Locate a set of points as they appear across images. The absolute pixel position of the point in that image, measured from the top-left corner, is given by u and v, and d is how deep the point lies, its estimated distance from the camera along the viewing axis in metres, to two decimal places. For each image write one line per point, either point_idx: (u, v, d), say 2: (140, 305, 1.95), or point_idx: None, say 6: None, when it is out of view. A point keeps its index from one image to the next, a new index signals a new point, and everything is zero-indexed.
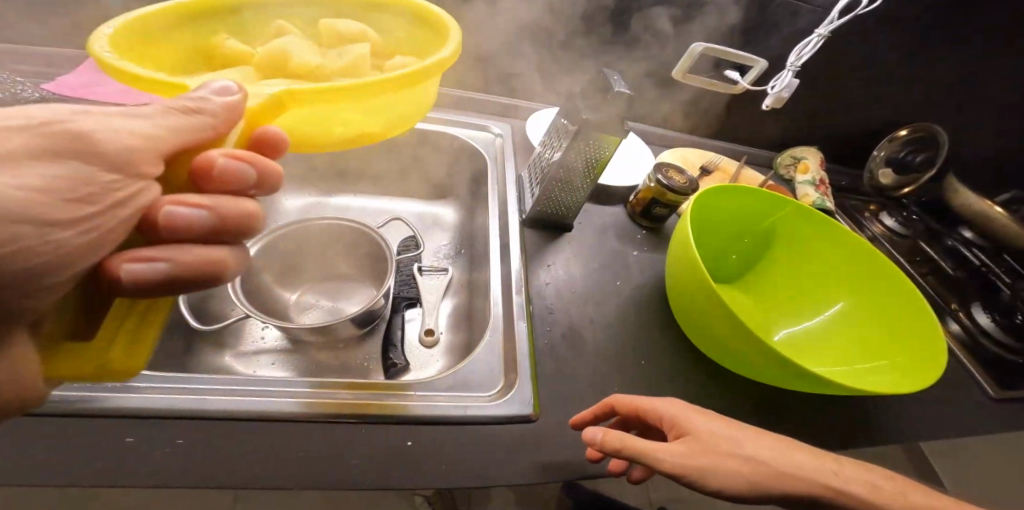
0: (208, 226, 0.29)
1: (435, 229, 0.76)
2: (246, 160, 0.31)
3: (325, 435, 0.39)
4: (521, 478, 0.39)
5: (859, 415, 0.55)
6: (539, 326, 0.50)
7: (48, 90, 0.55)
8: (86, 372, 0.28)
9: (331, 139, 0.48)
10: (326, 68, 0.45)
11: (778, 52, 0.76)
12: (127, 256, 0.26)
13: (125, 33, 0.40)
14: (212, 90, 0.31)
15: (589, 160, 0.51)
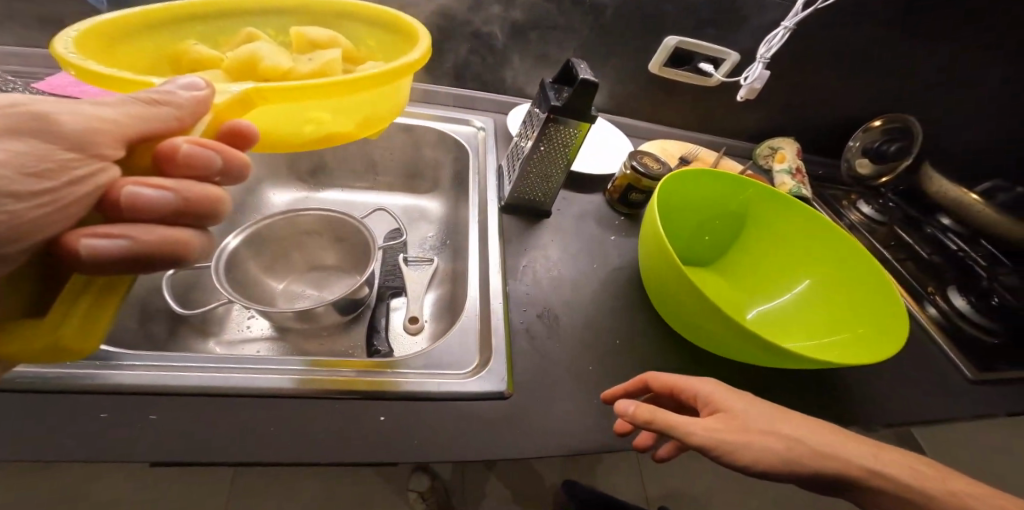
0: (167, 207, 0.31)
1: (421, 222, 0.78)
2: (205, 146, 0.33)
3: (299, 412, 0.40)
4: (486, 452, 0.40)
5: (830, 398, 0.56)
6: (515, 307, 0.52)
7: (41, 89, 0.58)
8: (39, 347, 0.29)
9: (300, 138, 0.49)
10: (294, 73, 0.47)
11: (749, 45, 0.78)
12: (85, 232, 0.28)
13: (89, 36, 0.41)
14: (179, 85, 0.34)
15: (560, 148, 0.53)
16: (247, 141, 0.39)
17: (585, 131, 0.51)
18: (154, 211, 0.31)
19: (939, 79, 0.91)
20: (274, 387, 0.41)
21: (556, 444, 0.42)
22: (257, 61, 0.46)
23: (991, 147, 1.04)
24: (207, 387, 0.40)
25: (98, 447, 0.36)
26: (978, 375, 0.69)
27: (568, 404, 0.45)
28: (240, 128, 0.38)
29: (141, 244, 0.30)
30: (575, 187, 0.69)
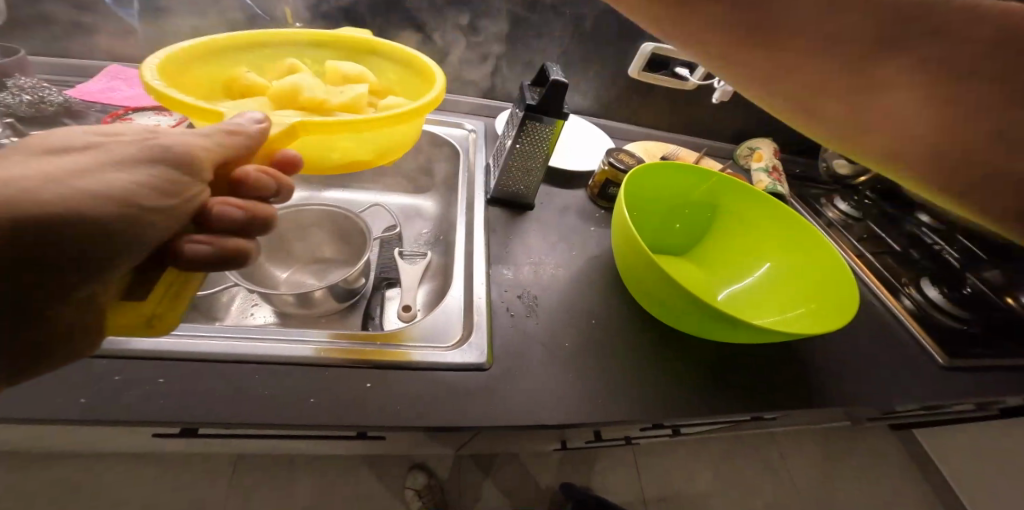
0: (243, 226, 0.35)
1: (416, 219, 0.82)
2: (268, 173, 0.37)
3: (292, 379, 0.44)
4: (462, 418, 0.44)
5: (804, 382, 0.58)
6: (496, 290, 0.56)
7: (75, 98, 0.67)
8: (135, 325, 0.32)
9: (328, 163, 0.52)
10: (333, 104, 0.50)
11: None
12: (187, 239, 0.33)
13: (166, 61, 0.46)
14: (248, 119, 0.38)
15: (538, 145, 0.58)
16: (294, 170, 0.42)
17: (558, 128, 0.56)
18: (230, 223, 0.35)
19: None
20: (273, 353, 0.45)
21: (527, 415, 0.45)
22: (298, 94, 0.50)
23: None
24: (219, 353, 0.44)
25: (114, 407, 0.39)
26: (952, 362, 0.68)
27: (541, 378, 0.48)
28: (289, 157, 0.41)
29: (226, 251, 0.34)
30: (559, 183, 0.74)
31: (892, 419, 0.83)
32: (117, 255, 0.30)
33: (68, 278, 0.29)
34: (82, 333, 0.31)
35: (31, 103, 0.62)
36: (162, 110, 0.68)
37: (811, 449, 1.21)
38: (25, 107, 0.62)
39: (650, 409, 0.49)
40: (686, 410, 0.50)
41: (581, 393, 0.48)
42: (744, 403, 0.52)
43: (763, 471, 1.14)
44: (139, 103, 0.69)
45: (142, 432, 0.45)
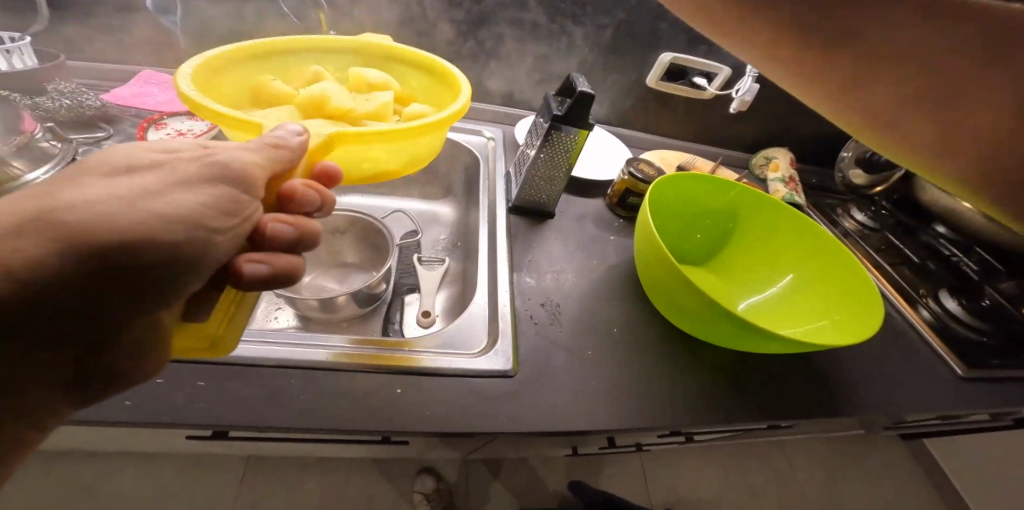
0: (290, 243, 0.37)
1: (434, 225, 0.83)
2: (312, 188, 0.39)
3: (325, 383, 0.45)
4: (490, 425, 0.44)
5: (825, 392, 0.58)
6: (520, 298, 0.57)
7: (108, 101, 0.70)
8: (200, 346, 0.37)
9: (358, 172, 0.54)
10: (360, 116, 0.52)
11: (739, 62, 0.84)
12: (245, 258, 0.35)
13: (199, 71, 0.47)
14: (288, 130, 0.39)
15: (563, 154, 0.58)
16: (334, 183, 0.44)
17: (583, 137, 0.57)
18: (280, 241, 0.37)
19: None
20: (307, 357, 0.46)
21: (553, 422, 0.46)
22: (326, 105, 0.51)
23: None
24: (255, 359, 0.45)
25: (152, 409, 0.40)
26: (972, 374, 0.68)
27: (566, 387, 0.49)
28: (331, 170, 0.43)
29: (280, 269, 0.36)
30: (578, 192, 0.75)
31: (910, 430, 0.82)
32: (187, 279, 0.32)
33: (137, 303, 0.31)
34: (140, 350, 0.33)
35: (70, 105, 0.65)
36: (193, 115, 0.70)
37: (822, 459, 1.20)
38: (64, 111, 0.65)
39: (672, 416, 0.49)
40: (707, 418, 0.50)
41: (605, 400, 0.49)
42: (765, 413, 0.53)
43: (774, 481, 1.13)
44: (172, 109, 0.72)
45: (174, 434, 0.46)
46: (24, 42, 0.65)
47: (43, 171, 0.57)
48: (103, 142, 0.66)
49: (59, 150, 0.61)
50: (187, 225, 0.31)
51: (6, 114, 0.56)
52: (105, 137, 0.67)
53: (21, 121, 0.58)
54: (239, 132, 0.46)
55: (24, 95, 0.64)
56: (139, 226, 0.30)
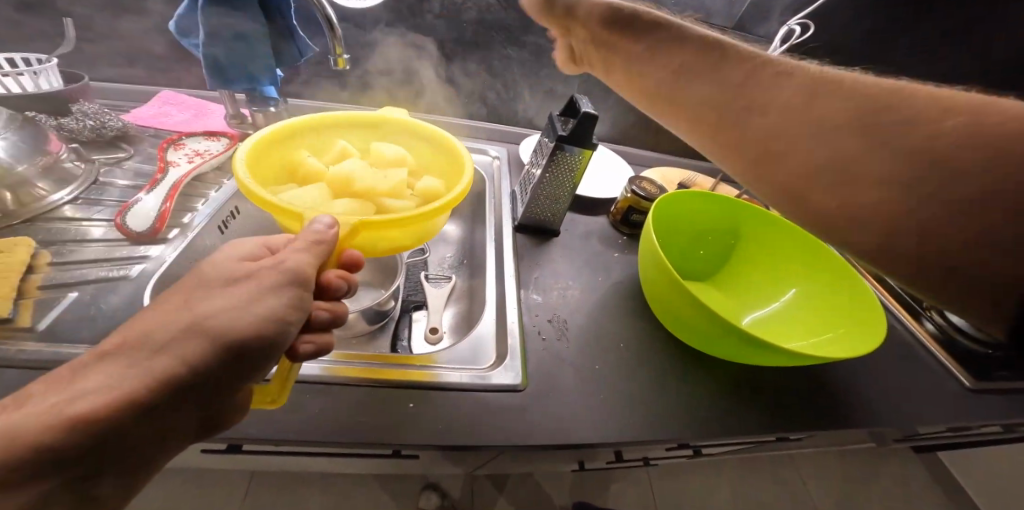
0: (329, 323, 0.41)
1: (441, 243, 0.83)
2: (345, 278, 0.42)
3: (336, 397, 0.46)
4: (505, 440, 0.45)
5: (831, 403, 0.59)
6: (527, 314, 0.58)
7: (128, 121, 0.74)
8: (263, 401, 0.39)
9: (382, 253, 0.53)
10: (382, 197, 0.54)
11: None
12: (298, 341, 0.38)
13: (249, 154, 0.50)
14: (324, 225, 0.40)
15: (568, 174, 0.60)
16: (359, 267, 0.46)
17: (586, 156, 0.59)
18: (320, 324, 0.40)
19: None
20: (321, 371, 0.48)
21: (566, 436, 0.47)
22: (354, 186, 0.53)
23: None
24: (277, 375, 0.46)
25: None
26: (980, 387, 0.68)
27: (576, 399, 0.50)
28: (353, 258, 0.45)
29: (324, 348, 0.40)
30: (581, 210, 0.77)
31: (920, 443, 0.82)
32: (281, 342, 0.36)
33: (235, 372, 0.35)
34: (233, 397, 0.36)
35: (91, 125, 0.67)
36: (209, 135, 0.71)
37: (832, 476, 1.18)
38: (87, 131, 0.67)
39: (682, 428, 0.50)
40: (717, 430, 0.51)
41: (614, 414, 0.50)
42: (772, 426, 0.54)
43: (783, 499, 1.12)
44: (187, 128, 0.75)
45: (191, 447, 0.47)
46: (51, 64, 0.69)
47: (67, 192, 0.60)
48: (123, 162, 0.68)
49: (83, 171, 0.64)
50: (270, 327, 0.35)
51: (35, 134, 0.59)
52: (126, 157, 0.69)
53: (49, 142, 0.60)
54: (275, 215, 0.47)
55: (49, 115, 0.66)
56: (241, 327, 0.34)
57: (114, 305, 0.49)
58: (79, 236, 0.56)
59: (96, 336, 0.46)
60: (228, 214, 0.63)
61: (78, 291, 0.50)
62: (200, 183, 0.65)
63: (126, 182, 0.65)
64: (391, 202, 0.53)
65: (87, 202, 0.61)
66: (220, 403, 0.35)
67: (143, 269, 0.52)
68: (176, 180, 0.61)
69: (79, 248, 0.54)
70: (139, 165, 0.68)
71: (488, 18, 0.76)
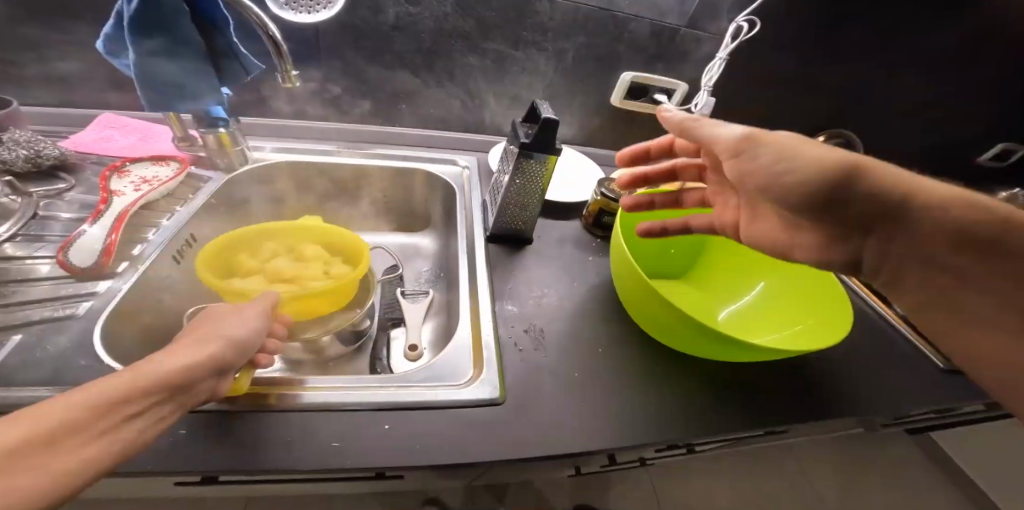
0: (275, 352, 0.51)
1: (416, 258, 0.82)
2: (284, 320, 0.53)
3: (312, 423, 0.45)
4: (488, 455, 0.44)
5: (810, 391, 0.60)
6: (503, 325, 0.57)
7: (66, 148, 0.70)
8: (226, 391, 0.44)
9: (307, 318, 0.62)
10: (304, 279, 0.62)
11: (695, 76, 0.86)
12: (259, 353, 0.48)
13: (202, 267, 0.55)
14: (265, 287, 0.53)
15: (533, 181, 0.60)
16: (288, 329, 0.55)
17: (553, 162, 0.58)
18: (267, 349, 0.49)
19: (894, 91, 0.96)
20: (274, 397, 0.46)
21: (548, 448, 0.46)
22: (284, 274, 0.62)
23: (959, 148, 1.08)
24: (218, 405, 0.45)
25: (142, 459, 0.40)
26: (953, 368, 0.70)
27: (556, 409, 0.50)
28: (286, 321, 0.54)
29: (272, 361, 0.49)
30: (553, 216, 0.77)
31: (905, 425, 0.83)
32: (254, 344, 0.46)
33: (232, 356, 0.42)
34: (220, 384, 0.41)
35: (25, 154, 0.64)
36: (157, 160, 0.66)
37: None
38: (22, 162, 0.63)
39: (666, 432, 0.50)
40: (702, 434, 0.51)
41: (595, 421, 0.49)
42: (753, 419, 0.54)
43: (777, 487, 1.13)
44: (133, 153, 0.71)
45: (163, 481, 0.45)
46: None
47: (4, 228, 0.57)
48: (65, 193, 0.65)
49: (20, 205, 0.60)
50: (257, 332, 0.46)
51: None
52: (68, 188, 0.65)
53: None
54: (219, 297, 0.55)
55: None
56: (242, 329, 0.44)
57: (63, 346, 0.46)
58: (21, 275, 0.52)
59: (43, 380, 0.43)
60: (182, 243, 0.60)
61: (23, 333, 0.47)
62: (150, 211, 0.61)
63: (70, 215, 0.62)
64: (311, 281, 0.61)
65: (28, 238, 0.57)
66: (217, 383, 0.41)
67: (91, 307, 0.50)
68: (122, 209, 0.57)
69: (24, 288, 0.51)
70: (82, 196, 0.65)
71: (446, 26, 0.71)
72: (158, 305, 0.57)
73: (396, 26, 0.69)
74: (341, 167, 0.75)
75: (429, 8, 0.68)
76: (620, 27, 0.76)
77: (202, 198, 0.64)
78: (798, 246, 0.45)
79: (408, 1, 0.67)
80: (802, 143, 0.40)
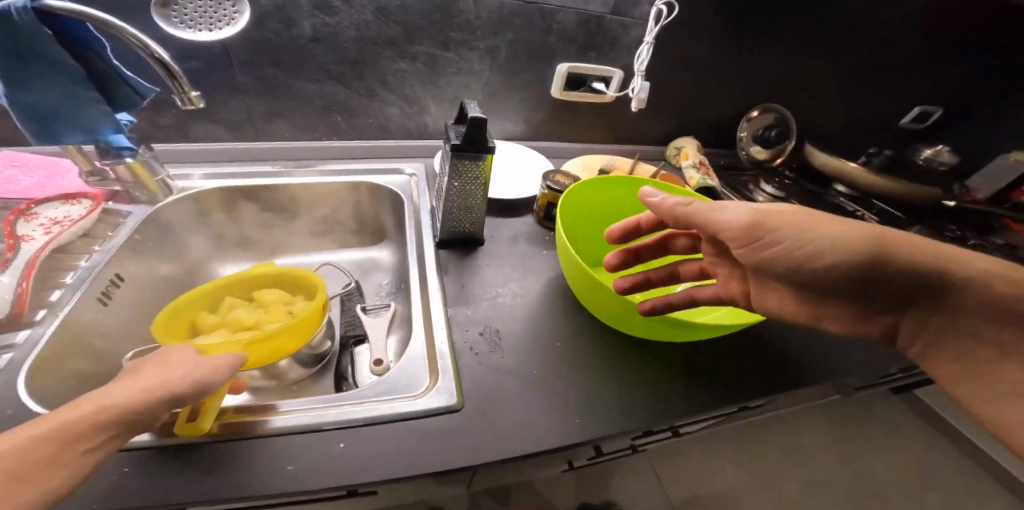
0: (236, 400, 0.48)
1: (374, 272, 0.80)
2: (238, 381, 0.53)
3: (265, 451, 0.43)
4: (450, 462, 0.44)
5: (766, 358, 0.62)
6: (459, 331, 0.56)
7: None
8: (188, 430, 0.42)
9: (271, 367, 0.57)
10: (263, 324, 0.58)
11: (629, 61, 0.87)
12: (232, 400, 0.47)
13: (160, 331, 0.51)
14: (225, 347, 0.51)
15: (471, 182, 0.60)
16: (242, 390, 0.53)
17: (488, 160, 0.58)
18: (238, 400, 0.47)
19: (821, 60, 0.99)
20: (214, 429, 0.44)
21: (511, 447, 0.46)
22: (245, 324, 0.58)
23: (890, 109, 1.12)
24: (152, 441, 0.42)
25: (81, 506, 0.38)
26: None
27: (517, 409, 0.49)
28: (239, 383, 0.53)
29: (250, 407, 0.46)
30: (504, 214, 0.76)
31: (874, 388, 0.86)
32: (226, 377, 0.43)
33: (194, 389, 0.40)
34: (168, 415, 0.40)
35: None
36: (67, 199, 0.62)
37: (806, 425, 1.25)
38: None
39: (628, 416, 0.51)
40: (665, 417, 0.52)
41: (557, 415, 0.49)
42: (712, 394, 0.55)
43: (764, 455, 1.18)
44: (46, 193, 0.67)
45: None
46: None
47: None
48: None
49: None
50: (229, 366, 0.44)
51: None
52: None
53: None
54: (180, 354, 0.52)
55: None
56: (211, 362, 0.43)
57: None
58: None
59: None
60: (107, 283, 0.57)
61: None
62: (67, 254, 0.57)
63: None
64: (268, 324, 0.58)
65: None
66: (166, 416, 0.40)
67: (11, 358, 0.47)
68: (31, 253, 0.54)
69: None
70: None
71: (369, 34, 0.69)
72: (90, 351, 0.53)
73: (315, 38, 0.67)
74: (281, 188, 0.72)
75: (347, 16, 0.67)
76: (547, 19, 0.77)
77: (126, 233, 0.61)
78: (825, 317, 0.45)
79: (323, 12, 0.65)
80: (806, 222, 0.42)
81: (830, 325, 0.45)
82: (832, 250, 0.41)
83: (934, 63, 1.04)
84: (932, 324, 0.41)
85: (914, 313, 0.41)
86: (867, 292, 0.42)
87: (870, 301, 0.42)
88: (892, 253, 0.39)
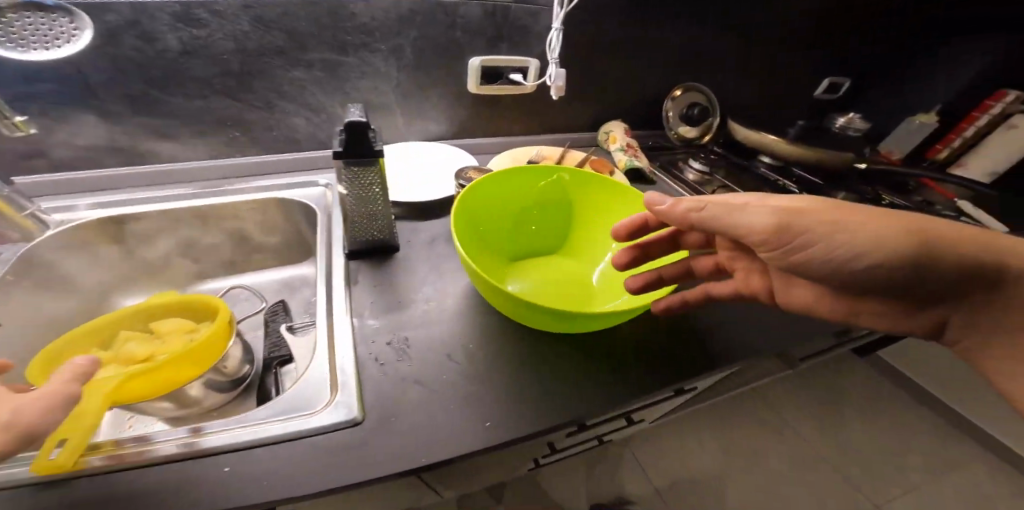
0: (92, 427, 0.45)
1: (301, 289, 0.78)
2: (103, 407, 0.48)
3: (144, 485, 0.41)
4: (346, 478, 0.42)
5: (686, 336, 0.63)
6: (364, 343, 0.54)
7: None
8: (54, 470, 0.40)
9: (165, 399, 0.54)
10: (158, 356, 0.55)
11: (539, 50, 0.88)
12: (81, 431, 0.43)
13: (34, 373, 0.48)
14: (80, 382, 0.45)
15: (367, 187, 0.58)
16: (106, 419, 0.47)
17: (382, 164, 0.56)
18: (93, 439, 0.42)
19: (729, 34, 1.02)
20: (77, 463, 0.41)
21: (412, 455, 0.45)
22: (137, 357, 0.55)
23: (805, 79, 1.16)
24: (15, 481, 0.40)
25: None
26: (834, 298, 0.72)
27: (422, 416, 0.48)
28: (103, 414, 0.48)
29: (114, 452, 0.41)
30: (426, 216, 0.75)
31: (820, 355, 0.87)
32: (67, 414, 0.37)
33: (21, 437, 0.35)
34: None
35: None
36: None
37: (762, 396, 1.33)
38: None
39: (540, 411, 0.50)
40: (582, 413, 0.51)
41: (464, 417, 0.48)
42: (629, 380, 0.55)
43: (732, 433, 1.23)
44: None
45: None
46: None
47: None
48: None
49: None
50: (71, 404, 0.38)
51: None
52: None
53: None
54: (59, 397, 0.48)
55: None
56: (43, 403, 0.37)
57: None
58: None
59: None
60: None
61: None
62: None
63: None
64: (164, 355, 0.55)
65: None
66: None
67: None
68: None
69: None
70: None
71: (251, 43, 0.67)
72: None
73: (185, 52, 0.64)
74: (185, 210, 0.69)
75: (220, 26, 0.64)
76: (447, 13, 0.76)
77: None
78: (862, 311, 0.50)
79: (189, 24, 0.63)
80: (882, 217, 0.45)
81: (867, 320, 0.50)
82: (879, 251, 0.44)
83: (835, 31, 1.09)
84: (970, 316, 0.45)
85: (963, 308, 0.45)
86: (900, 290, 0.45)
87: (901, 298, 0.47)
88: (941, 251, 0.43)
